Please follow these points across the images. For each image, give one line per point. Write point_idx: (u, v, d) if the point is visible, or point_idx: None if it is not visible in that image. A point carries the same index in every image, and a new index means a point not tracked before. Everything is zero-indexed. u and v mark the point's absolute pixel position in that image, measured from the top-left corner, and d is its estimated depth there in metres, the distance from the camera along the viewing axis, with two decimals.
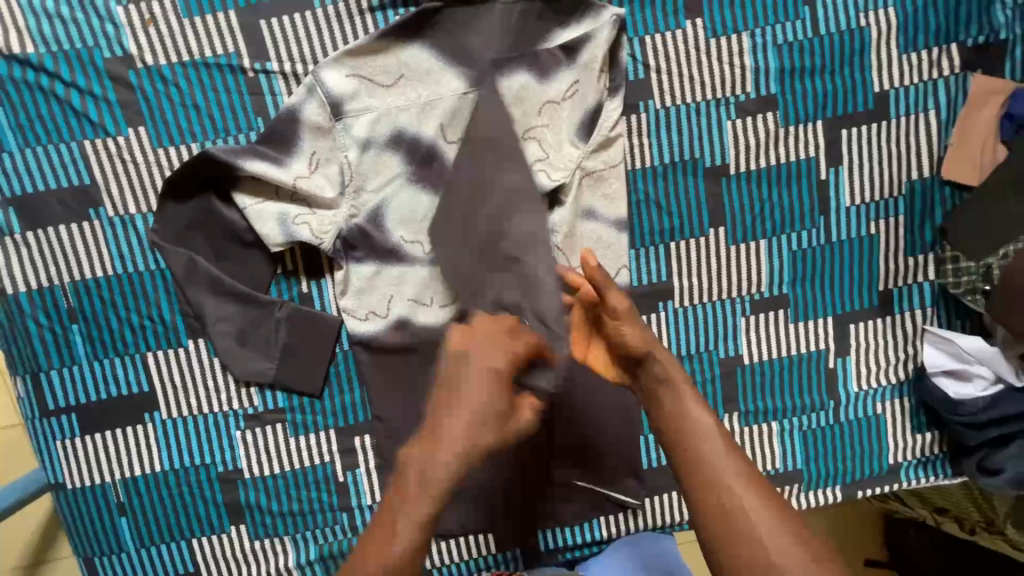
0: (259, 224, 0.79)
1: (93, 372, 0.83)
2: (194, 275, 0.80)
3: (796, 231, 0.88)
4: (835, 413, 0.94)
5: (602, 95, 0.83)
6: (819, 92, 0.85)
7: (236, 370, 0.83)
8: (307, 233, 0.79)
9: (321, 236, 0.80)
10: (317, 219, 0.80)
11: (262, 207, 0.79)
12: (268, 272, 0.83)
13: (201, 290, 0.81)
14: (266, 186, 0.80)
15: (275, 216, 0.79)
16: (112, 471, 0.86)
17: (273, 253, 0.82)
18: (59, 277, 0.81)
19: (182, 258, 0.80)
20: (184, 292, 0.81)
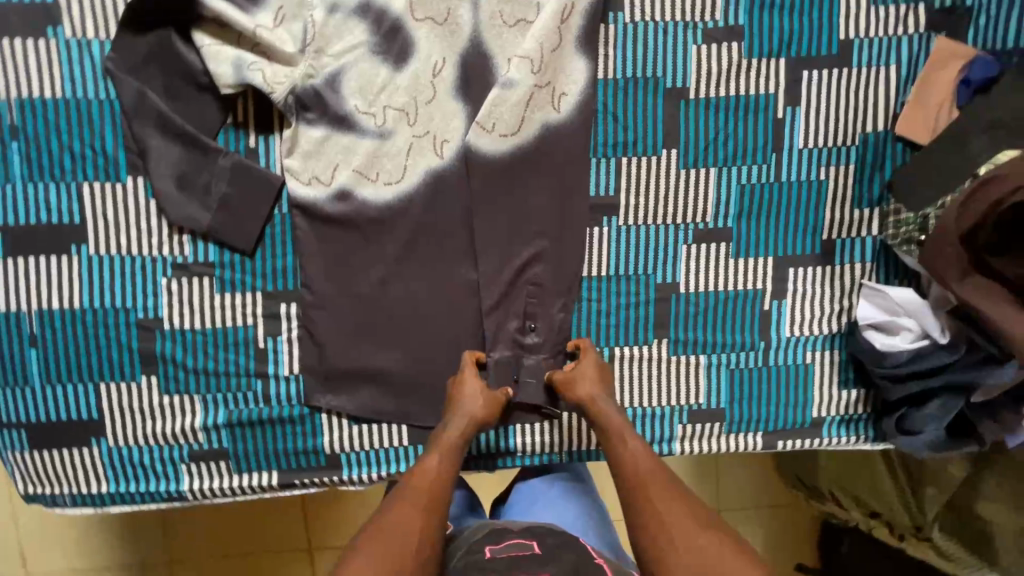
0: (213, 64, 0.79)
1: (25, 194, 0.82)
2: (143, 109, 0.81)
3: (747, 166, 0.89)
4: (764, 356, 0.94)
5: None
6: (786, 30, 0.86)
7: (170, 213, 0.83)
8: (259, 80, 0.79)
9: (273, 86, 0.80)
10: (273, 69, 0.80)
11: (219, 47, 0.79)
12: (219, 120, 0.83)
13: (147, 125, 0.81)
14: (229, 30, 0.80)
15: (231, 59, 0.79)
16: (28, 300, 0.85)
17: (226, 98, 0.82)
18: (7, 91, 0.80)
19: (135, 90, 0.80)
20: (130, 125, 0.81)
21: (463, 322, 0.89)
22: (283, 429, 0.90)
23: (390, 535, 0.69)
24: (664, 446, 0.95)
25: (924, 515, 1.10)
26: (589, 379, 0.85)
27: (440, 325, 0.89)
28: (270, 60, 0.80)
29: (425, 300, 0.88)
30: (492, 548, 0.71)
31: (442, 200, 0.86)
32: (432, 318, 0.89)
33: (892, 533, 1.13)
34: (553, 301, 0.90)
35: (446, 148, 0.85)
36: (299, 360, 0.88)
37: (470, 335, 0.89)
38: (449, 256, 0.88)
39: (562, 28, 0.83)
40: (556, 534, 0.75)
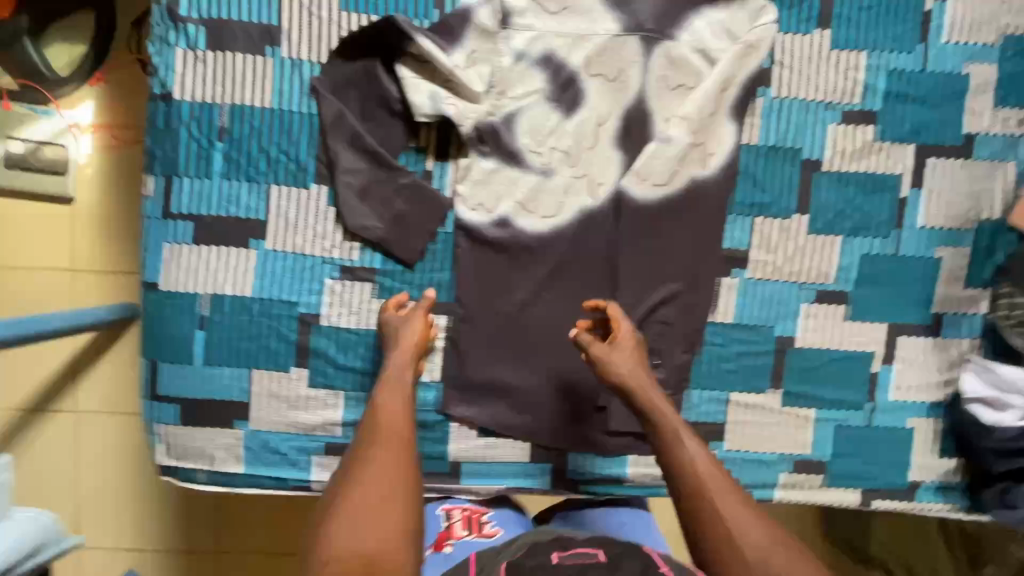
0: (413, 95, 0.88)
1: (220, 189, 0.91)
2: (340, 126, 0.89)
3: (870, 237, 0.97)
4: (868, 416, 0.99)
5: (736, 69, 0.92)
6: (918, 120, 0.95)
7: (348, 218, 0.91)
8: (452, 113, 0.88)
9: (463, 121, 0.89)
10: (463, 106, 0.89)
11: (419, 81, 0.88)
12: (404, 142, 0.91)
13: (342, 140, 0.90)
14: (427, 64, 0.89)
15: (428, 93, 0.88)
16: (204, 285, 0.92)
17: (413, 126, 0.91)
18: (222, 97, 0.89)
19: (336, 109, 0.89)
20: (325, 139, 0.90)
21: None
22: (414, 432, 0.95)
23: (370, 476, 0.70)
24: (765, 490, 1.00)
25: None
26: (625, 358, 0.84)
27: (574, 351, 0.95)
28: (461, 96, 0.89)
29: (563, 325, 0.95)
30: (558, 554, 0.62)
31: (591, 236, 0.94)
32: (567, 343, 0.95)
33: None
34: (682, 341, 0.96)
35: (601, 191, 0.93)
36: (442, 369, 0.95)
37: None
38: (590, 288, 0.95)
39: (721, 97, 0.91)
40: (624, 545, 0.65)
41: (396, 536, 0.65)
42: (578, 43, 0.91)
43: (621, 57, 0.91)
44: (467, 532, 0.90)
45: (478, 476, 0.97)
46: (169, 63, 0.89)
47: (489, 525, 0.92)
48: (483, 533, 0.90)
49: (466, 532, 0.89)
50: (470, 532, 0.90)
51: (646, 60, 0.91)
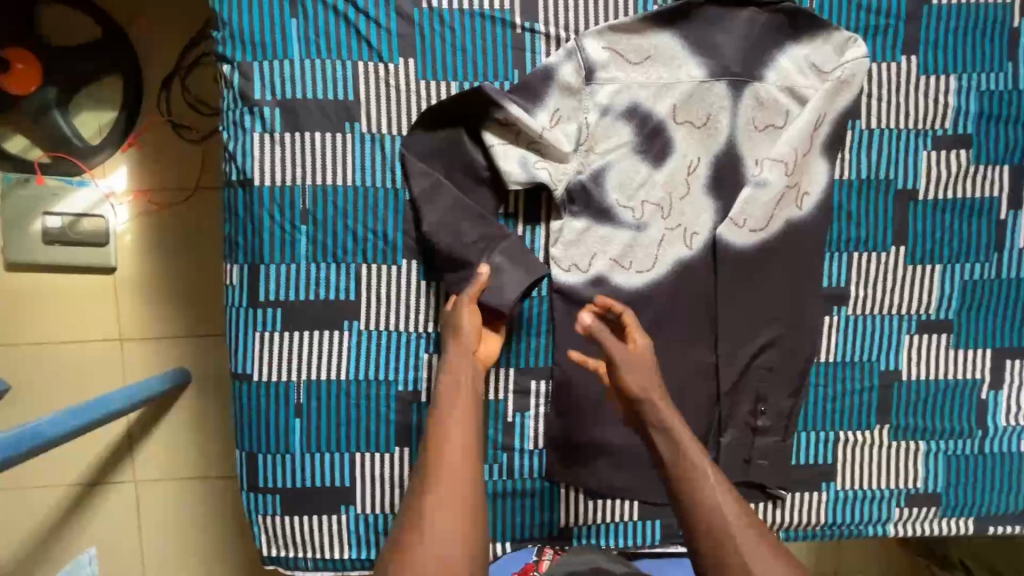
0: (503, 163, 0.86)
1: (306, 272, 0.88)
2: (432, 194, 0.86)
3: (970, 262, 0.94)
4: (980, 443, 0.97)
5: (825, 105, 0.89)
6: (1011, 140, 0.93)
7: (449, 282, 0.86)
8: (545, 177, 0.86)
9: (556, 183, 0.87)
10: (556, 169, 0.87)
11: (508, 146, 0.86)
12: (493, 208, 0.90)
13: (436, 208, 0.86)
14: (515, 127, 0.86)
15: (517, 159, 0.86)
16: (299, 371, 0.89)
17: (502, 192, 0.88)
18: (302, 179, 0.87)
19: (428, 177, 0.86)
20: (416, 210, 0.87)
21: (700, 404, 0.93)
22: (522, 501, 0.93)
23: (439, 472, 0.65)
24: (880, 528, 0.97)
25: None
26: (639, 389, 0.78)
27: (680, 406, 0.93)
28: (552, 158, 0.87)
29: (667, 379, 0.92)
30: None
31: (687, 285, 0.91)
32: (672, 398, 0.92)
33: None
34: (788, 384, 0.93)
35: (696, 241, 0.91)
36: (546, 434, 0.92)
37: (706, 416, 0.93)
38: (690, 340, 0.92)
39: (814, 135, 0.89)
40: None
41: (469, 531, 0.61)
42: (662, 93, 0.88)
43: (708, 104, 0.89)
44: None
45: (586, 537, 0.95)
46: (247, 150, 0.86)
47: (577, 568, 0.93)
48: None
49: None
50: None
51: (733, 104, 0.89)
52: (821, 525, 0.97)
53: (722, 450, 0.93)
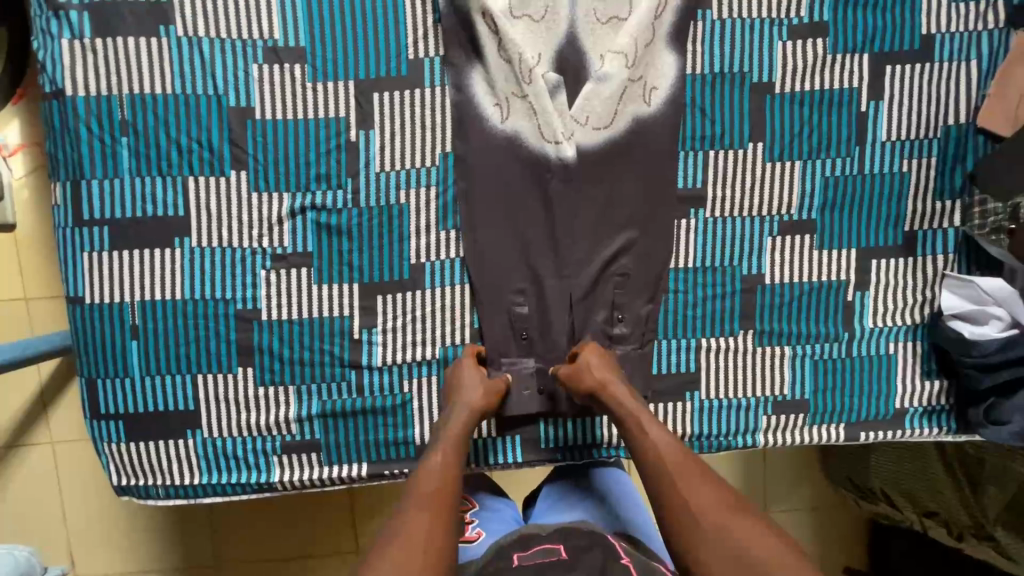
0: (517, 17, 0.85)
1: (131, 188, 0.85)
2: (466, 41, 0.85)
3: (831, 158, 0.91)
4: (848, 346, 0.94)
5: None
6: (871, 26, 0.89)
7: (660, 118, 0.89)
8: (544, 29, 0.86)
9: (483, 101, 0.86)
10: (539, 116, 0.86)
11: (551, 24, 0.86)
12: (646, 61, 0.86)
13: (471, 63, 0.86)
14: (552, 19, 0.86)
15: (538, 9, 0.85)
16: (131, 292, 0.86)
17: (651, 54, 0.87)
18: (119, 87, 0.83)
19: None
20: (656, 43, 0.87)
21: (557, 334, 0.90)
22: (373, 420, 0.90)
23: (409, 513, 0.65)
24: (749, 438, 0.94)
25: (986, 514, 1.14)
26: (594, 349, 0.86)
27: (524, 339, 0.91)
28: (545, 95, 0.86)
29: (513, 307, 0.90)
30: (519, 555, 0.70)
31: (528, 209, 0.89)
32: (522, 327, 0.90)
33: (952, 534, 1.21)
34: (642, 293, 0.92)
35: (531, 143, 0.88)
36: (393, 350, 0.89)
37: (563, 344, 0.91)
38: (525, 258, 0.90)
39: (655, 25, 0.86)
40: (586, 535, 0.73)
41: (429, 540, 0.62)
42: None
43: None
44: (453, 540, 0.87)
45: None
46: (56, 58, 0.82)
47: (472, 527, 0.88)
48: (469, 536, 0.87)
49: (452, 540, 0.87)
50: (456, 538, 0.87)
51: None
52: (689, 437, 0.94)
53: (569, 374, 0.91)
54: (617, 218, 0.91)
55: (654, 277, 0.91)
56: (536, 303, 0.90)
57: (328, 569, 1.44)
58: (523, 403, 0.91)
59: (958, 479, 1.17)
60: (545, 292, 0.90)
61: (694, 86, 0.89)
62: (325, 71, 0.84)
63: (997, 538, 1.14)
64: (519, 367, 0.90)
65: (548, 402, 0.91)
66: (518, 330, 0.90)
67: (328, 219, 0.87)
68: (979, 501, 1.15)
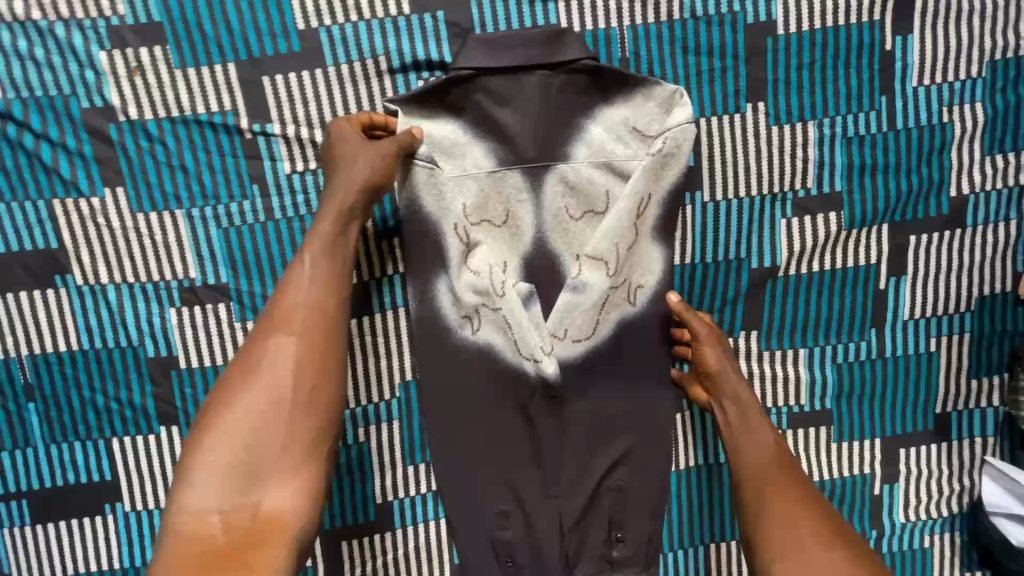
0: (474, 221, 0.72)
1: (47, 455, 0.74)
2: (416, 254, 0.72)
3: (847, 343, 0.79)
4: (878, 544, 0.83)
5: (670, 188, 0.73)
6: (891, 193, 0.75)
7: (649, 321, 0.78)
8: (507, 235, 0.73)
9: (441, 316, 0.74)
10: (511, 324, 0.73)
11: (515, 227, 0.73)
12: (628, 265, 0.75)
13: (424, 278, 0.73)
14: (515, 223, 0.73)
15: (497, 210, 0.72)
16: (61, 567, 0.76)
17: (634, 256, 0.75)
18: (17, 347, 0.71)
19: (574, 188, 0.73)
20: (639, 243, 0.74)
21: (547, 558, 0.77)
22: None
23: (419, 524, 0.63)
24: None
25: None
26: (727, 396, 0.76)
27: (508, 565, 0.77)
28: (518, 300, 0.72)
29: (494, 531, 0.77)
30: None
31: (506, 423, 0.77)
32: (505, 552, 0.77)
33: None
34: (642, 507, 0.81)
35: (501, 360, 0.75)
36: None
37: (556, 566, 0.78)
38: (507, 478, 0.77)
39: (638, 223, 0.73)
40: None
41: None
42: (462, 191, 0.71)
43: (506, 195, 0.72)
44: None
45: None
46: None
47: None
48: None
49: None
50: None
51: (534, 193, 0.72)
52: None
53: None
54: (610, 425, 0.80)
55: (653, 488, 0.82)
56: (520, 527, 0.77)
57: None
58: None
59: None
60: (530, 512, 0.77)
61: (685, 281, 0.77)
62: (254, 307, 0.72)
63: None
64: None
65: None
66: (500, 555, 0.77)
67: None
68: None
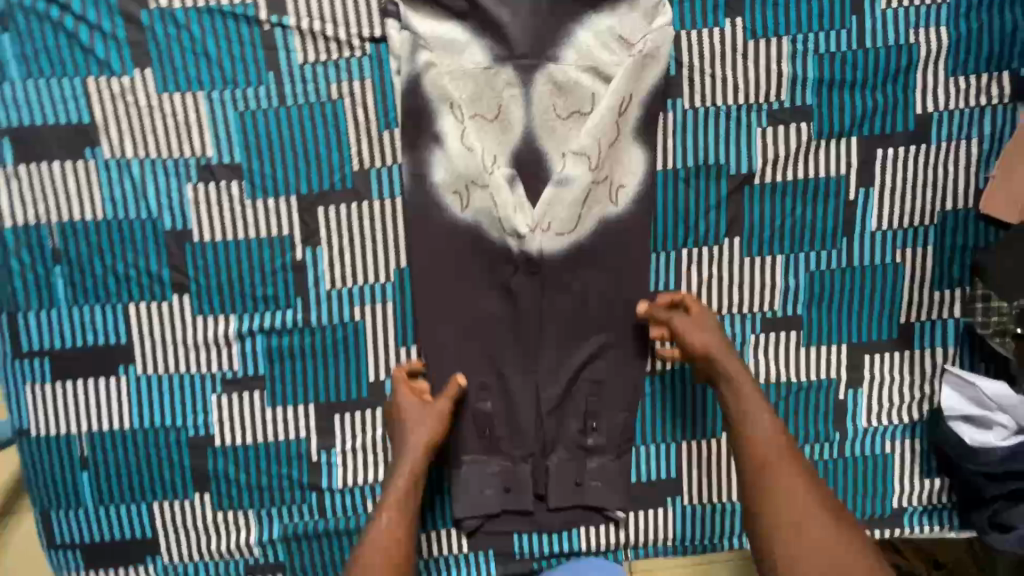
0: (469, 112, 0.79)
1: (69, 318, 0.80)
2: (413, 140, 0.79)
3: (816, 250, 0.83)
4: (840, 447, 0.88)
5: (650, 90, 0.79)
6: (860, 108, 0.80)
7: (633, 215, 0.82)
8: (500, 125, 0.80)
9: (438, 196, 0.80)
10: (498, 210, 0.80)
11: (507, 119, 0.80)
12: (612, 159, 0.81)
13: (420, 162, 0.79)
14: (506, 115, 0.79)
15: (492, 102, 0.79)
16: (79, 422, 0.83)
17: (617, 152, 0.80)
18: (46, 215, 0.78)
19: (562, 85, 0.79)
20: (621, 140, 0.80)
21: (523, 432, 0.86)
22: (336, 542, 0.87)
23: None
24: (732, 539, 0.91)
25: None
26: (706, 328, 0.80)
27: (487, 437, 0.86)
28: (505, 188, 0.80)
29: (475, 404, 0.85)
30: None
31: (490, 308, 0.84)
32: (485, 424, 0.86)
33: None
34: (617, 402, 0.87)
35: (492, 243, 0.82)
36: (355, 469, 0.85)
37: (532, 442, 0.86)
38: (489, 359, 0.85)
39: (621, 121, 0.79)
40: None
41: None
42: (458, 83, 0.78)
43: (499, 88, 0.79)
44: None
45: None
46: None
47: None
48: None
49: None
50: None
51: (524, 88, 0.79)
52: (671, 541, 0.90)
53: (542, 480, 0.87)
54: (589, 322, 0.85)
55: (629, 384, 0.87)
56: (500, 399, 0.86)
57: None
58: (486, 502, 0.87)
59: None
60: (509, 389, 0.85)
61: (666, 183, 0.82)
62: (264, 187, 0.78)
63: None
64: (481, 467, 0.87)
65: (512, 500, 0.87)
66: (481, 427, 0.86)
67: (279, 342, 0.82)
68: None
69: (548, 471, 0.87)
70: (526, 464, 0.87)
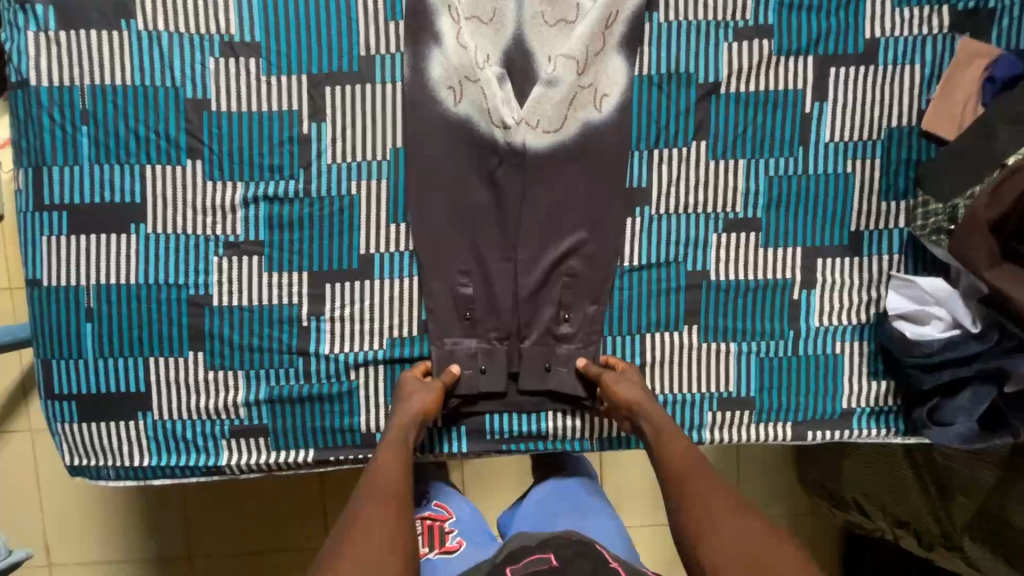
0: (467, 15, 0.89)
1: (90, 175, 0.88)
2: (415, 34, 0.88)
3: (774, 157, 0.92)
4: (794, 345, 0.95)
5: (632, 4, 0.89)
6: (815, 30, 0.90)
7: (612, 120, 0.90)
8: (495, 30, 0.90)
9: (435, 87, 0.89)
10: (488, 103, 0.89)
11: (501, 25, 0.90)
12: (596, 65, 0.89)
13: (420, 54, 0.88)
14: (500, 21, 0.90)
15: (488, 8, 0.89)
16: (88, 275, 0.89)
17: (600, 59, 0.89)
18: (80, 77, 0.86)
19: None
20: (604, 48, 0.89)
21: (500, 314, 0.92)
22: (319, 407, 0.92)
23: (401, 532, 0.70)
24: (695, 433, 0.95)
25: (953, 523, 1.08)
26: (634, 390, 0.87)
27: (466, 319, 0.92)
28: (494, 84, 0.88)
29: (457, 288, 0.92)
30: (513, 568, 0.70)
31: (476, 196, 0.91)
32: (464, 306, 0.92)
33: (921, 544, 1.15)
34: (588, 293, 0.92)
35: (480, 133, 0.89)
36: (342, 337, 0.91)
37: (508, 323, 0.92)
38: (472, 245, 0.91)
39: (606, 33, 0.89)
40: (574, 546, 0.73)
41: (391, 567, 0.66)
42: None
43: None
44: (430, 548, 0.89)
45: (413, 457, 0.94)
46: (21, 49, 0.85)
47: (451, 535, 0.91)
48: (447, 545, 0.89)
49: (431, 549, 0.89)
50: (435, 547, 0.89)
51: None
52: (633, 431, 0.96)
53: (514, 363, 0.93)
54: (567, 212, 0.91)
55: (602, 277, 0.93)
56: (480, 283, 0.92)
57: (278, 562, 1.38)
58: (464, 382, 0.92)
59: (926, 487, 1.12)
60: (489, 273, 0.92)
61: (642, 90, 0.91)
62: (279, 66, 0.87)
63: (962, 552, 1.08)
64: (458, 347, 0.92)
65: (485, 382, 0.92)
66: (461, 309, 0.92)
67: (281, 210, 0.89)
68: (945, 510, 1.09)
69: (521, 354, 0.93)
70: (501, 346, 0.93)
